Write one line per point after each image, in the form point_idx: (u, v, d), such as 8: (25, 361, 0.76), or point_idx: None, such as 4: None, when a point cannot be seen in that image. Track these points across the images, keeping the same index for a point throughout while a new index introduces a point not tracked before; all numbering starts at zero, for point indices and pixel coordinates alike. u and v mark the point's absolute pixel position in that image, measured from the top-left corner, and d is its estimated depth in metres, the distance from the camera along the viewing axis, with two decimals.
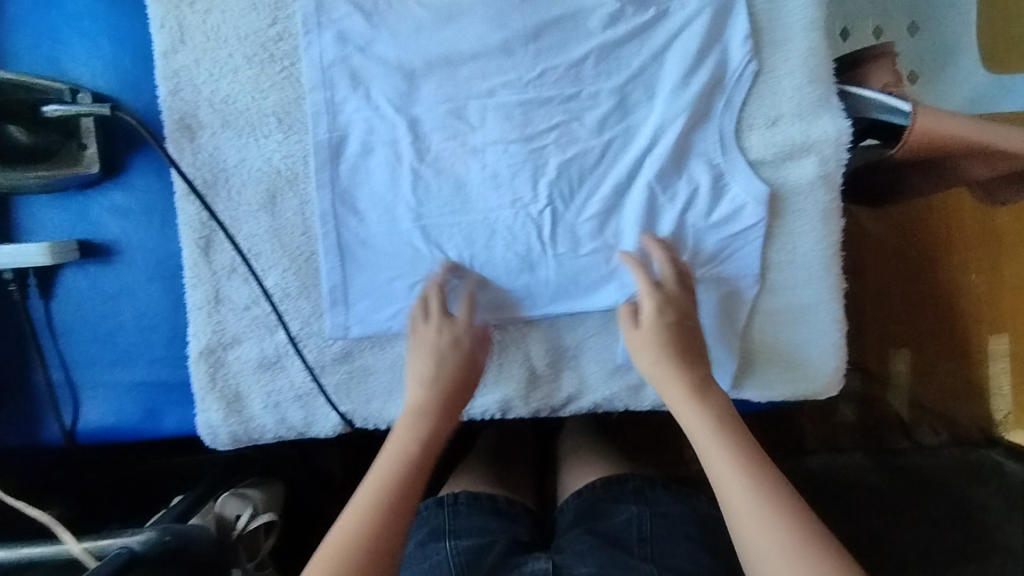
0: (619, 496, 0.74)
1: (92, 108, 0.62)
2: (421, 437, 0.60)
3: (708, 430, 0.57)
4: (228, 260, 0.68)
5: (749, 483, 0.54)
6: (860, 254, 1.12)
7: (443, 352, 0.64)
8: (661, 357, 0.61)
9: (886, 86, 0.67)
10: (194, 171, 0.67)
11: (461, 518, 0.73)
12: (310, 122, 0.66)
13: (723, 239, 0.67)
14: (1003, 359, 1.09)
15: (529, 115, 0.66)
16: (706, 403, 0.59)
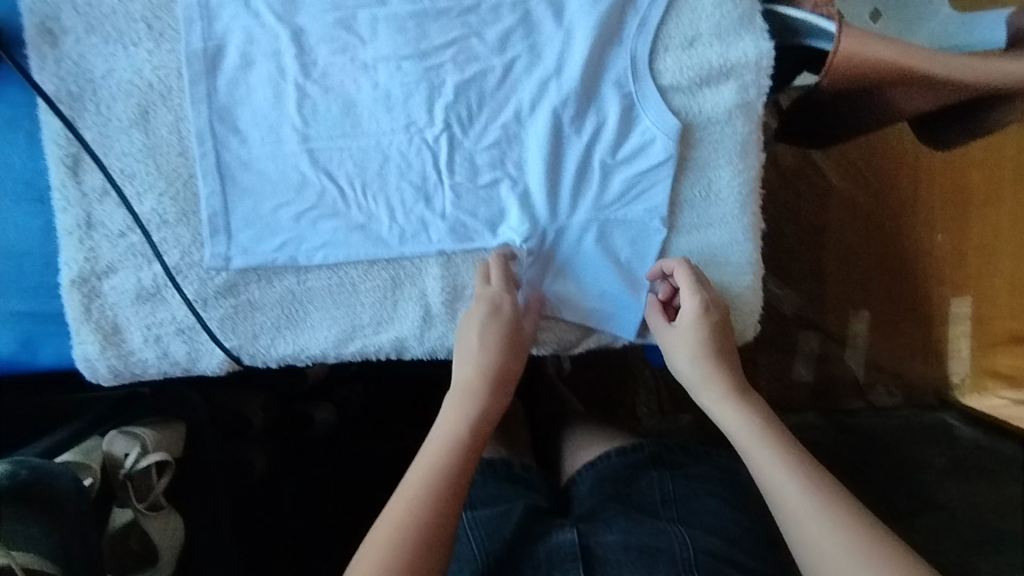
0: (637, 465, 0.68)
1: None
2: (475, 414, 0.59)
3: (753, 431, 0.57)
4: (98, 182, 0.63)
5: (790, 467, 0.55)
6: (823, 208, 1.06)
7: (493, 326, 0.60)
8: (699, 357, 0.60)
9: (817, 6, 0.61)
10: (56, 82, 0.62)
11: (476, 487, 0.68)
12: (183, 29, 0.61)
13: (632, 174, 0.62)
14: (964, 323, 1.02)
15: (424, 28, 0.61)
16: (748, 403, 0.59)
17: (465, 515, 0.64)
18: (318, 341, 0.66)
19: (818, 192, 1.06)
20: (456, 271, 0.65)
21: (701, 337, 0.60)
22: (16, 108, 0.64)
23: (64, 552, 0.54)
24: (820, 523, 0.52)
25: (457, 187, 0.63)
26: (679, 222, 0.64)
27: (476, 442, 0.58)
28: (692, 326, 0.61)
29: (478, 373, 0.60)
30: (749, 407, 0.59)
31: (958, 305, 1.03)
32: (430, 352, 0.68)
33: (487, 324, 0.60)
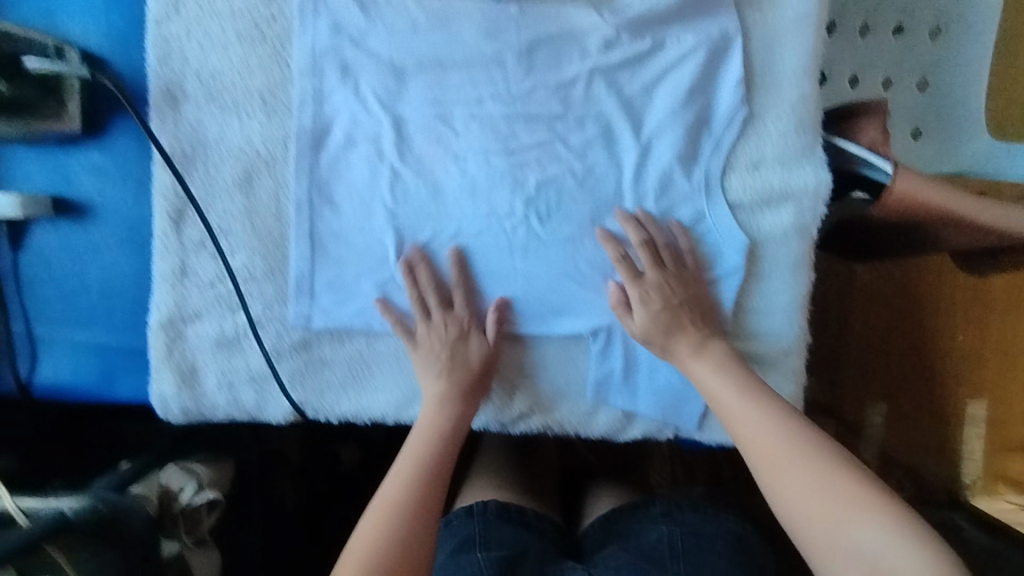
0: (646, 517, 0.72)
1: (72, 69, 0.63)
2: (445, 430, 0.65)
3: (739, 404, 0.60)
4: (197, 235, 0.69)
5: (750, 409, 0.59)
6: (851, 298, 1.08)
7: (451, 344, 0.67)
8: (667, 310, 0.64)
9: (874, 144, 0.67)
10: (173, 141, 0.68)
11: (492, 528, 0.72)
12: (295, 107, 0.67)
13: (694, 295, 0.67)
14: (979, 425, 1.06)
15: (516, 129, 0.67)
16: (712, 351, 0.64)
17: (481, 554, 0.68)
18: (379, 403, 0.70)
19: (846, 287, 1.08)
20: (516, 352, 0.69)
21: (666, 311, 0.65)
22: (129, 161, 0.70)
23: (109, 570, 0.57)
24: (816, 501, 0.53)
25: (529, 274, 0.68)
26: (745, 326, 0.68)
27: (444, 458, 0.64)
28: (654, 317, 0.65)
29: (439, 401, 0.66)
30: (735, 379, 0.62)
31: (974, 406, 1.06)
32: (483, 426, 0.71)
33: (437, 350, 0.67)
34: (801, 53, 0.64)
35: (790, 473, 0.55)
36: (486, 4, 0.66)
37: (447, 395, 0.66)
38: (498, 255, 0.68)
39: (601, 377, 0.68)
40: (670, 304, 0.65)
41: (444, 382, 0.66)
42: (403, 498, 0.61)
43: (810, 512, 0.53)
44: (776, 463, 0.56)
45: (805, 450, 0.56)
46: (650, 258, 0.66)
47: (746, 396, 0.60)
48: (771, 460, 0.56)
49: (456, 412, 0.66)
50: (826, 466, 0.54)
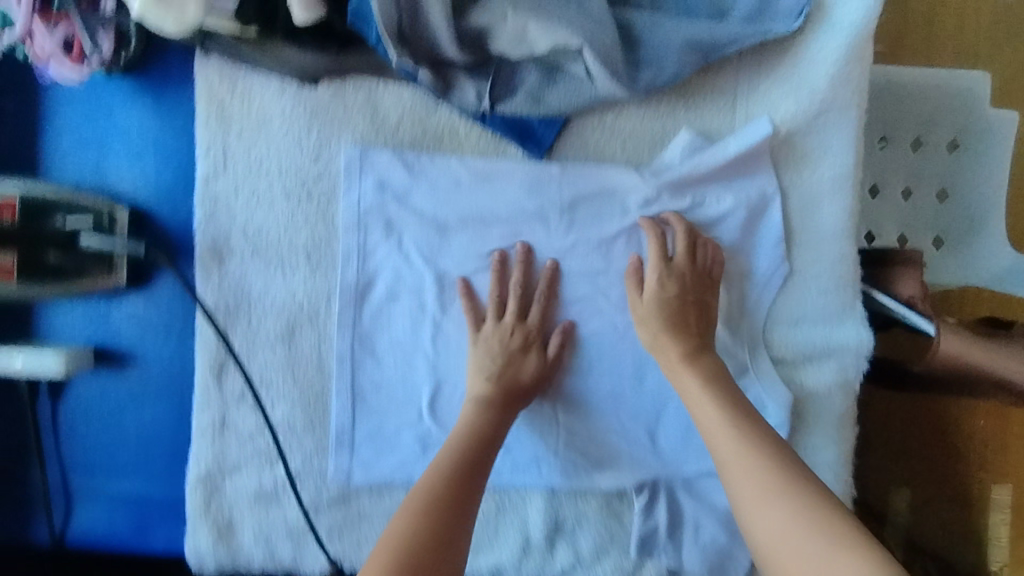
0: None
1: (128, 246, 0.64)
2: (475, 434, 0.62)
3: (739, 441, 0.55)
4: (237, 387, 0.69)
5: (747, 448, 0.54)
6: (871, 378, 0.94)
7: (509, 351, 0.66)
8: (660, 331, 0.64)
9: (912, 298, 0.68)
10: (217, 295, 0.68)
11: None
12: (340, 263, 0.68)
13: None
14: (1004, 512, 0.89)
15: (557, 284, 0.68)
16: (698, 365, 0.62)
17: None
18: None
19: None
20: (556, 505, 0.69)
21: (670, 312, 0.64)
22: (171, 313, 0.69)
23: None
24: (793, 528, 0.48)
25: (570, 428, 0.68)
26: None
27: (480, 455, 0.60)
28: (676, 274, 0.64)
29: (475, 407, 0.64)
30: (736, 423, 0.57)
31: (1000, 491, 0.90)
32: None
33: (494, 352, 0.66)
34: (843, 214, 0.65)
35: (770, 512, 0.50)
36: (530, 164, 0.66)
37: (488, 400, 0.65)
38: (537, 406, 0.68)
39: (646, 534, 0.68)
40: (669, 317, 0.64)
41: (490, 387, 0.65)
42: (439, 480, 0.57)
43: (788, 549, 0.47)
44: (760, 495, 0.51)
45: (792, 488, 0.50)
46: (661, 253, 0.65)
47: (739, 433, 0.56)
48: (754, 495, 0.51)
49: (491, 420, 0.64)
50: (814, 508, 0.48)
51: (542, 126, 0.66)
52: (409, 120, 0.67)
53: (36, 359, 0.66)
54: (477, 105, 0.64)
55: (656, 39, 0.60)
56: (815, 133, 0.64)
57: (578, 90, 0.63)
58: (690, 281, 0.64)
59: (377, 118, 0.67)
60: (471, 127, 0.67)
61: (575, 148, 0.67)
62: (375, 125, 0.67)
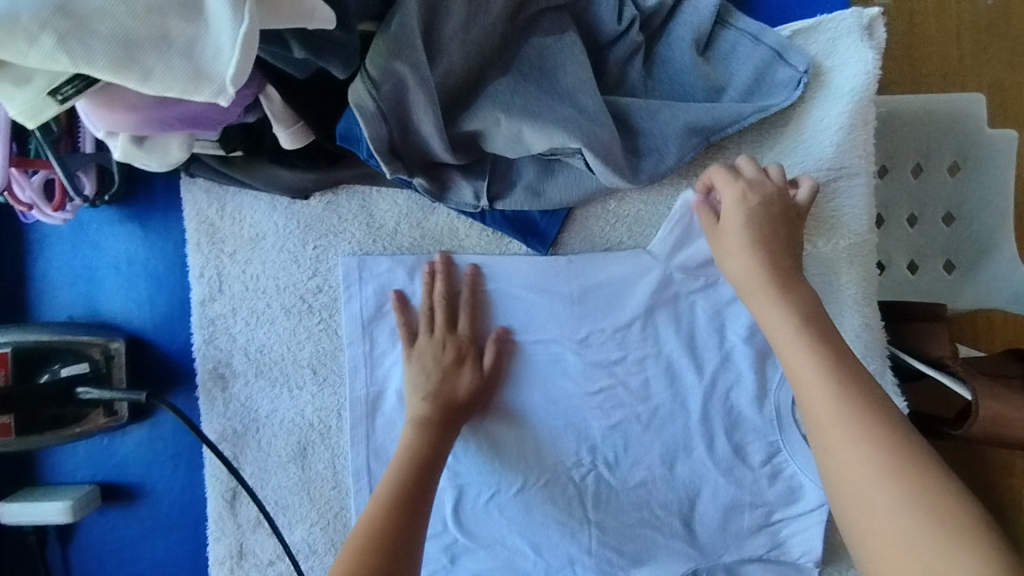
0: None
1: (127, 395, 0.61)
2: (418, 456, 0.59)
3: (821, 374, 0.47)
4: (252, 513, 0.66)
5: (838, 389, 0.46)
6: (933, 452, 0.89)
7: (438, 368, 0.63)
8: (746, 252, 0.55)
9: (943, 357, 0.66)
10: (222, 422, 0.66)
11: None
12: (347, 375, 0.66)
13: (779, 538, 0.64)
14: None
15: (573, 376, 0.65)
16: (790, 296, 0.52)
17: None
18: None
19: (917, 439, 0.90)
20: None
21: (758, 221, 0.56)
22: (177, 441, 0.67)
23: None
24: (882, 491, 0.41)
25: (601, 524, 0.65)
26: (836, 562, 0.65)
27: (425, 480, 0.57)
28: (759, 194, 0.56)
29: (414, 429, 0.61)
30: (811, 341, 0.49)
31: None
32: None
33: (428, 369, 0.63)
34: (859, 281, 0.63)
35: (858, 474, 0.42)
36: (535, 258, 0.65)
37: (426, 419, 0.61)
38: (563, 503, 0.65)
39: None
40: (756, 236, 0.55)
41: (428, 406, 0.62)
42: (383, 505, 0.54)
43: (890, 529, 0.39)
44: (849, 451, 0.43)
45: (896, 447, 0.42)
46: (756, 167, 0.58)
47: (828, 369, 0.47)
48: (838, 449, 0.44)
49: (432, 439, 0.60)
50: (913, 474, 0.41)
51: (545, 219, 0.65)
52: (407, 224, 0.66)
53: (39, 508, 0.63)
54: (476, 203, 0.64)
55: (654, 127, 0.60)
56: (823, 201, 0.64)
57: (579, 181, 0.63)
58: (777, 197, 0.56)
59: (373, 226, 0.66)
60: (470, 224, 0.67)
61: (578, 237, 0.66)
62: (373, 232, 0.66)
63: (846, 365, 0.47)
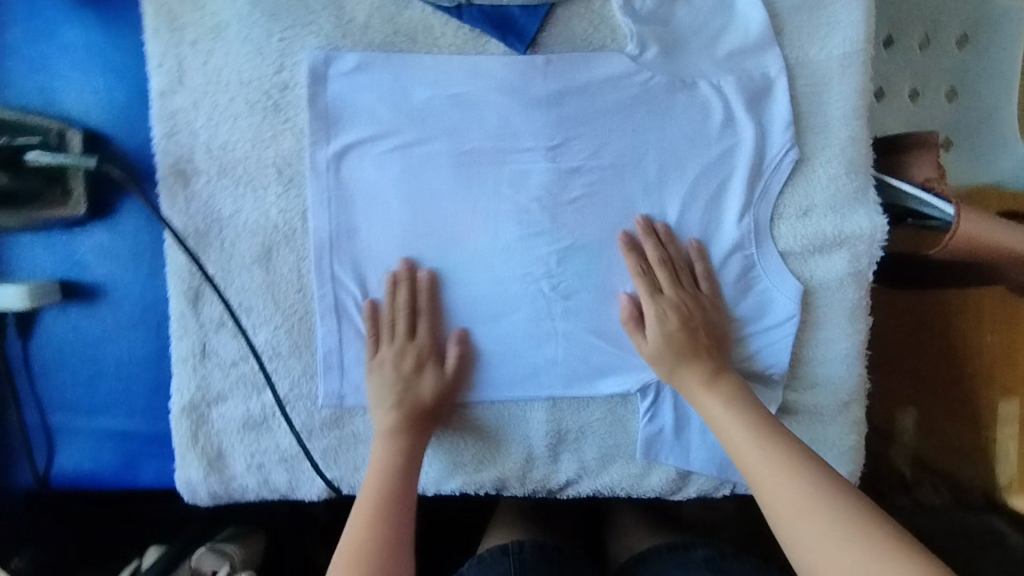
0: (686, 563, 0.69)
1: (78, 160, 0.60)
2: (384, 474, 0.61)
3: (747, 433, 0.56)
4: (216, 314, 0.65)
5: (769, 452, 0.54)
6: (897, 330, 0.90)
7: (400, 370, 0.64)
8: (676, 365, 0.61)
9: (927, 180, 0.65)
10: (184, 218, 0.64)
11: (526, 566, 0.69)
12: (312, 177, 0.64)
13: (749, 354, 0.64)
14: None
15: (545, 185, 0.64)
16: (716, 385, 0.59)
17: None
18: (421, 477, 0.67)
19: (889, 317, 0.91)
20: (561, 416, 0.66)
21: (675, 347, 0.60)
22: (139, 241, 0.66)
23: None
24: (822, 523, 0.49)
25: (569, 334, 0.65)
26: (798, 380, 0.65)
27: (399, 519, 0.59)
28: (662, 339, 0.61)
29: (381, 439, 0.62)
30: (741, 411, 0.57)
31: None
32: (529, 492, 0.68)
33: (390, 379, 0.64)
34: (848, 93, 0.62)
35: (810, 522, 0.49)
36: (513, 58, 0.62)
37: (396, 427, 0.63)
38: (532, 316, 0.65)
39: (650, 436, 0.65)
40: (678, 351, 0.61)
41: (397, 414, 0.63)
42: (367, 542, 0.56)
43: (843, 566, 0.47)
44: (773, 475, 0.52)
45: (821, 488, 0.51)
46: (670, 274, 0.63)
47: (762, 437, 0.55)
48: (786, 509, 0.51)
49: (407, 448, 0.62)
50: (824, 488, 0.51)
51: (524, 16, 0.63)
52: (379, 19, 0.63)
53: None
54: None
55: None
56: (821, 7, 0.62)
57: None
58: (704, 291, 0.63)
59: (343, 18, 0.63)
60: (447, 22, 0.63)
61: (560, 38, 0.63)
62: (343, 26, 0.63)
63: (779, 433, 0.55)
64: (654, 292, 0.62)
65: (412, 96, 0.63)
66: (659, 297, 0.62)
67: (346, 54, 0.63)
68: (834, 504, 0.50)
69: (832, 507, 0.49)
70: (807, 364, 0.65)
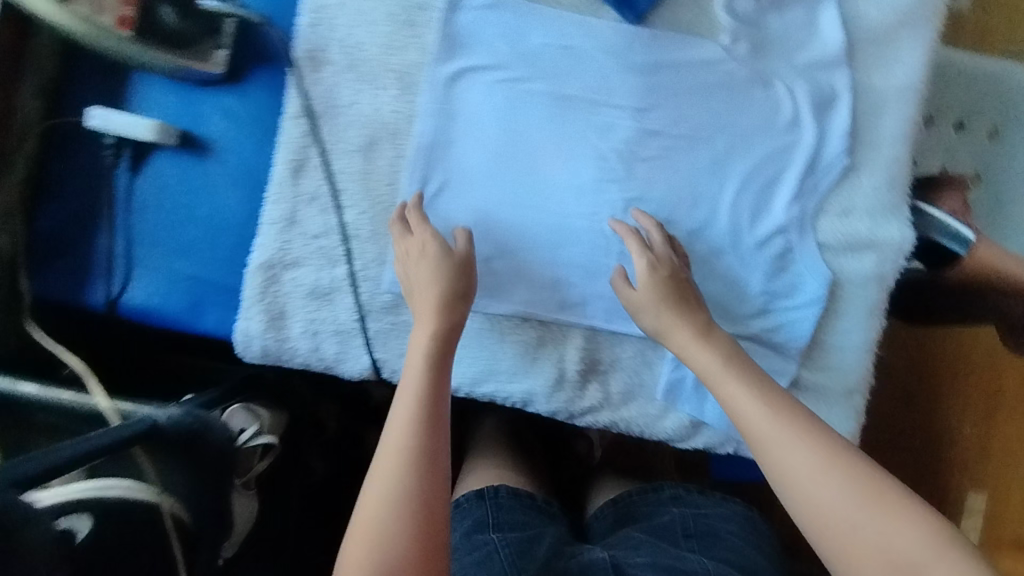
0: (656, 501, 0.76)
1: (240, 11, 0.69)
2: (425, 358, 0.61)
3: (746, 392, 0.59)
4: (312, 187, 0.73)
5: (774, 412, 0.57)
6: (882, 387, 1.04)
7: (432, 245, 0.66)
8: (663, 308, 0.65)
9: (953, 211, 0.75)
10: (306, 99, 0.73)
11: (504, 511, 0.73)
12: (427, 88, 0.73)
13: (773, 325, 0.72)
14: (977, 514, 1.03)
15: (627, 139, 0.72)
16: (713, 340, 0.63)
17: (496, 534, 0.69)
18: (458, 376, 0.72)
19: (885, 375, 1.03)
20: (596, 346, 0.72)
21: (664, 291, 0.65)
22: (260, 110, 0.74)
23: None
24: (830, 481, 0.52)
25: None
26: (812, 359, 0.72)
27: (436, 409, 0.59)
28: (652, 283, 0.66)
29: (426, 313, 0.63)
30: (739, 368, 0.60)
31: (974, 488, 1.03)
32: (551, 412, 0.73)
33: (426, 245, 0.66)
34: (900, 119, 0.72)
35: (822, 482, 0.53)
36: (622, 26, 0.72)
37: (432, 303, 0.63)
38: (591, 250, 0.72)
39: (674, 381, 0.71)
40: (666, 295, 0.65)
41: (437, 288, 0.64)
42: (405, 433, 0.57)
43: (846, 519, 0.51)
44: (780, 435, 0.55)
45: (828, 448, 0.54)
46: (662, 233, 0.69)
47: (764, 397, 0.58)
48: (792, 468, 0.54)
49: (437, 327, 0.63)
50: (833, 448, 0.54)
51: None
52: None
53: (128, 120, 0.71)
54: None
55: None
56: (891, 42, 0.71)
57: None
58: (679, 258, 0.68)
59: None
60: None
61: (664, 20, 0.72)
62: None
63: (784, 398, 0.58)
64: (651, 239, 0.68)
65: (529, 40, 0.72)
66: (648, 249, 0.67)
67: None
68: (837, 461, 0.53)
69: (838, 466, 0.53)
70: (822, 346, 0.72)
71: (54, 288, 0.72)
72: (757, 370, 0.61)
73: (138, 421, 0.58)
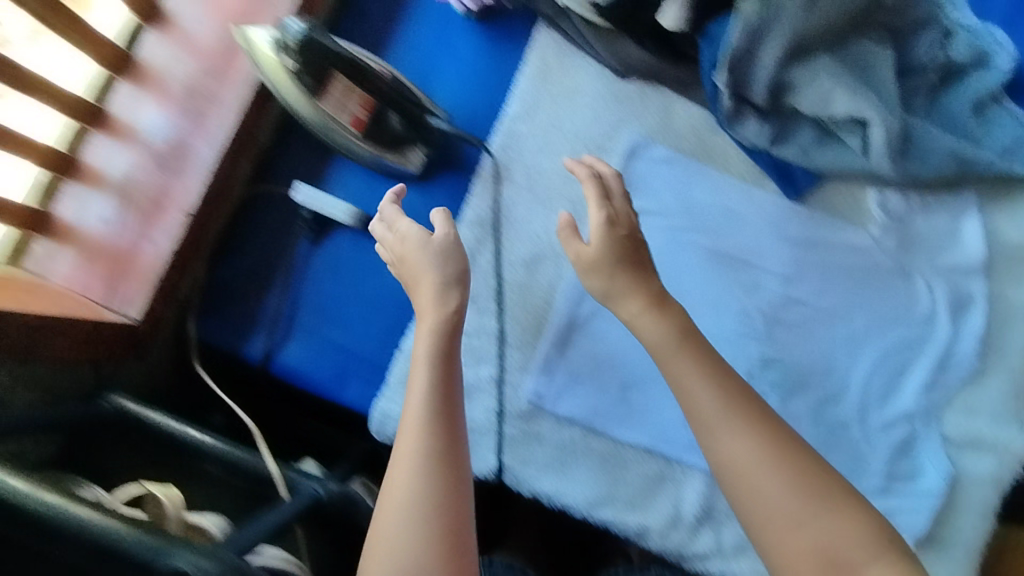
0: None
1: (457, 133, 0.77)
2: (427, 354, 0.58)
3: (708, 388, 0.56)
4: (474, 290, 0.78)
5: (750, 424, 0.55)
6: None
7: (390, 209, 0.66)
8: (617, 271, 0.60)
9: None
10: (484, 209, 0.79)
11: None
12: (596, 220, 0.79)
13: (890, 508, 0.73)
14: None
15: (772, 302, 0.77)
16: (666, 311, 0.59)
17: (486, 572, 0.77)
18: (578, 495, 0.74)
19: None
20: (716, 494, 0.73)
21: (620, 250, 0.60)
22: (439, 210, 0.80)
23: (86, 548, 0.44)
24: (801, 505, 0.52)
25: None
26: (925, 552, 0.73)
27: (448, 411, 0.57)
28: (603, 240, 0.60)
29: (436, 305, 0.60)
30: (686, 344, 0.58)
31: None
32: (661, 550, 0.74)
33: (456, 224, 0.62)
34: None
35: (769, 492, 0.53)
36: (784, 201, 0.78)
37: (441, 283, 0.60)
38: None
39: None
40: (615, 251, 0.60)
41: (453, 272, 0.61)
42: (421, 434, 0.55)
43: (791, 533, 0.51)
44: (738, 435, 0.55)
45: (808, 477, 0.53)
46: (622, 186, 0.64)
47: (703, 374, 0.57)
48: (745, 476, 0.53)
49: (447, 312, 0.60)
50: (812, 476, 0.53)
51: (804, 175, 0.78)
52: (693, 133, 0.80)
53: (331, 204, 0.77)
54: (760, 142, 0.77)
55: (927, 143, 0.74)
56: None
57: (846, 158, 0.76)
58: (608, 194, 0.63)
59: (667, 121, 0.80)
60: (743, 157, 0.80)
61: (823, 202, 0.79)
62: (664, 125, 0.80)
63: (751, 404, 0.56)
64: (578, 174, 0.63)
65: (695, 196, 0.79)
66: (592, 184, 0.62)
67: (659, 146, 0.80)
68: (806, 481, 0.53)
69: (813, 490, 0.53)
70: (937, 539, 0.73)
71: (221, 335, 0.78)
72: (715, 358, 0.58)
73: (307, 489, 0.62)
